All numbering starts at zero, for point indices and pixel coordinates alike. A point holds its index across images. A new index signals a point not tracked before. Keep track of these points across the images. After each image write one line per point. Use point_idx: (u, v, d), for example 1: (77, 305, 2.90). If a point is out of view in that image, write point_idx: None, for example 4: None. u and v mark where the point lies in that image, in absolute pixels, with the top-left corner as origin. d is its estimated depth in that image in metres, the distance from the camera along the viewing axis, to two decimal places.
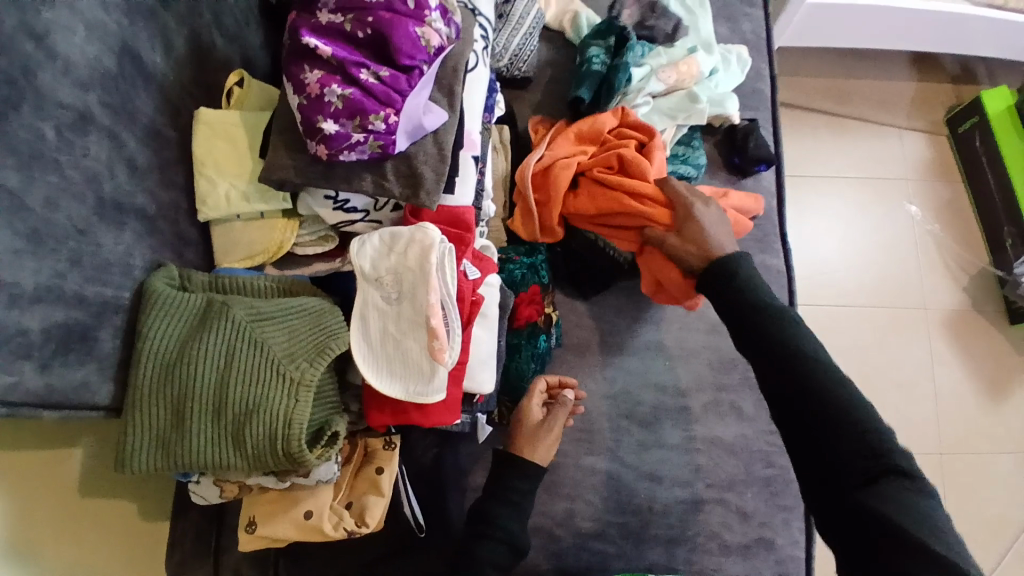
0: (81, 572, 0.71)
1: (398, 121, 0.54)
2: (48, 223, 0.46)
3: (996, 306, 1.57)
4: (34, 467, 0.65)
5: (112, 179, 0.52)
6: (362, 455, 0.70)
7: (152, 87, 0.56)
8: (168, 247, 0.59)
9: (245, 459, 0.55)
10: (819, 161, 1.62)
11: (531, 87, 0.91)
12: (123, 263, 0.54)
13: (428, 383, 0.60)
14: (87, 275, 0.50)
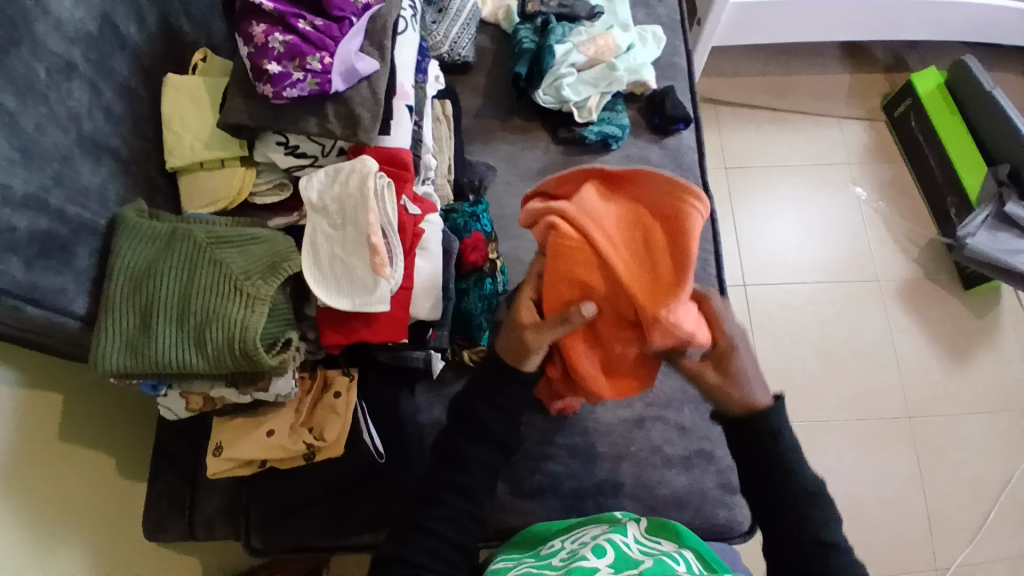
0: (57, 512, 0.77)
1: (333, 63, 0.65)
2: (37, 143, 0.56)
3: (948, 273, 1.66)
4: (20, 401, 0.72)
5: (92, 121, 0.62)
6: (320, 386, 0.77)
7: (127, 52, 0.67)
8: (140, 190, 0.69)
9: (207, 361, 0.62)
10: (765, 151, 1.74)
11: (473, 70, 1.02)
12: (99, 193, 0.63)
13: (372, 295, 0.68)
14: (68, 195, 0.59)
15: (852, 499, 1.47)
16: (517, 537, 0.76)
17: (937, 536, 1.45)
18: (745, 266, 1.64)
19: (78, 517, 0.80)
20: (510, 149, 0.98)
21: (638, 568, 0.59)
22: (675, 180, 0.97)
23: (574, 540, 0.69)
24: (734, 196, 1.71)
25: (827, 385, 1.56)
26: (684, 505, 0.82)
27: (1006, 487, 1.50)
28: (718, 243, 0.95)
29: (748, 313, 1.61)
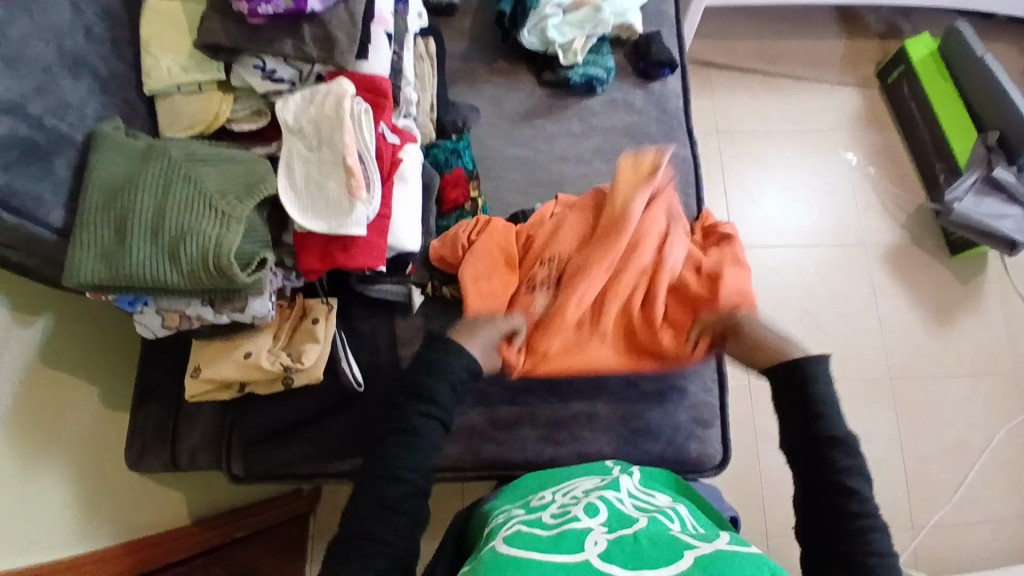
0: (42, 430, 0.81)
1: None
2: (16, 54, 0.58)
3: (935, 239, 1.67)
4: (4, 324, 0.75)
5: (73, 39, 0.65)
6: (299, 313, 0.78)
7: None
8: (121, 111, 0.70)
9: (181, 274, 0.63)
10: (756, 116, 1.74)
11: (459, 13, 1.02)
12: (79, 109, 0.65)
13: (347, 217, 0.68)
14: (46, 107, 0.61)
15: None
16: (512, 482, 0.78)
17: (916, 496, 1.48)
18: None
19: (62, 439, 0.85)
20: (494, 91, 0.98)
21: (633, 528, 0.58)
22: (656, 122, 0.98)
23: (566, 493, 0.69)
24: (724, 159, 1.71)
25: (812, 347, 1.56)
26: (654, 436, 0.85)
27: (986, 450, 1.52)
28: (699, 186, 0.96)
29: None
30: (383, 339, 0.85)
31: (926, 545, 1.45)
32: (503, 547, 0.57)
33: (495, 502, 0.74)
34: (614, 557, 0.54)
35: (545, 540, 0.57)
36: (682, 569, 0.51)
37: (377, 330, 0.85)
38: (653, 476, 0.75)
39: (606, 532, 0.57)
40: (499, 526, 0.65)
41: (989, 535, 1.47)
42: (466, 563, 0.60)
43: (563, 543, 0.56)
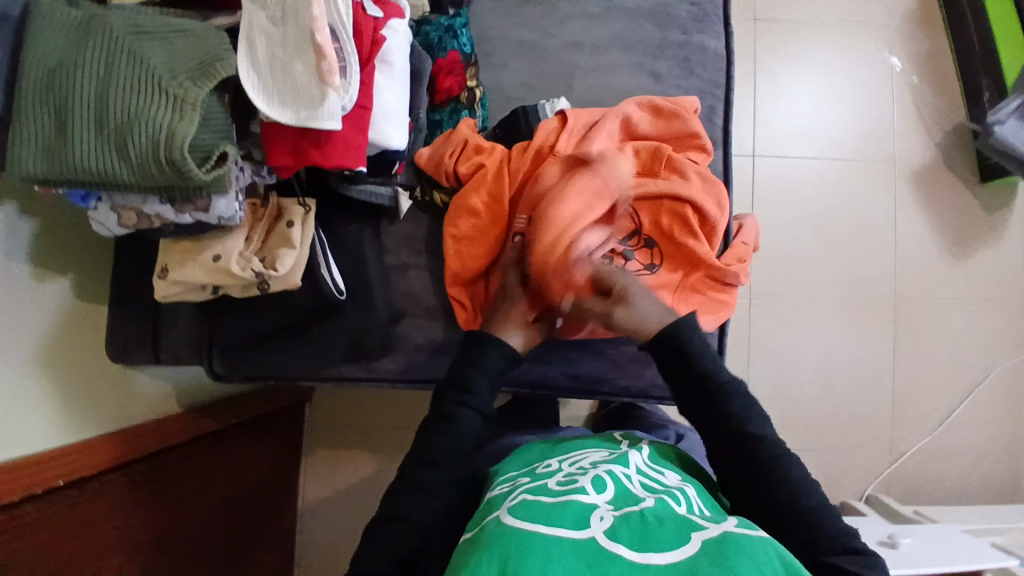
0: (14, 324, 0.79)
1: None
2: None
3: (968, 161, 1.56)
4: None
5: None
6: (274, 214, 0.72)
7: None
8: None
9: (131, 170, 0.56)
10: (797, 5, 1.58)
11: None
12: None
13: (317, 108, 0.59)
14: None
15: (824, 377, 1.49)
16: (518, 448, 0.80)
17: (900, 422, 1.49)
18: (756, 133, 1.53)
19: (39, 330, 0.83)
20: None
21: (640, 506, 0.60)
22: (689, 9, 0.84)
23: (572, 463, 0.71)
24: (756, 56, 1.56)
25: (820, 266, 1.51)
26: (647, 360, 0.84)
27: (979, 384, 1.51)
28: (731, 87, 0.84)
29: (751, 185, 1.52)
30: (367, 245, 0.78)
31: (903, 467, 1.49)
32: (506, 515, 0.58)
33: (502, 465, 0.76)
34: (619, 536, 0.56)
35: (548, 509, 0.59)
36: (689, 553, 0.53)
37: (361, 234, 0.78)
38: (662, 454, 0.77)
39: (611, 510, 0.60)
40: (503, 491, 0.66)
41: (963, 463, 1.50)
42: (469, 528, 0.61)
43: (569, 517, 0.58)
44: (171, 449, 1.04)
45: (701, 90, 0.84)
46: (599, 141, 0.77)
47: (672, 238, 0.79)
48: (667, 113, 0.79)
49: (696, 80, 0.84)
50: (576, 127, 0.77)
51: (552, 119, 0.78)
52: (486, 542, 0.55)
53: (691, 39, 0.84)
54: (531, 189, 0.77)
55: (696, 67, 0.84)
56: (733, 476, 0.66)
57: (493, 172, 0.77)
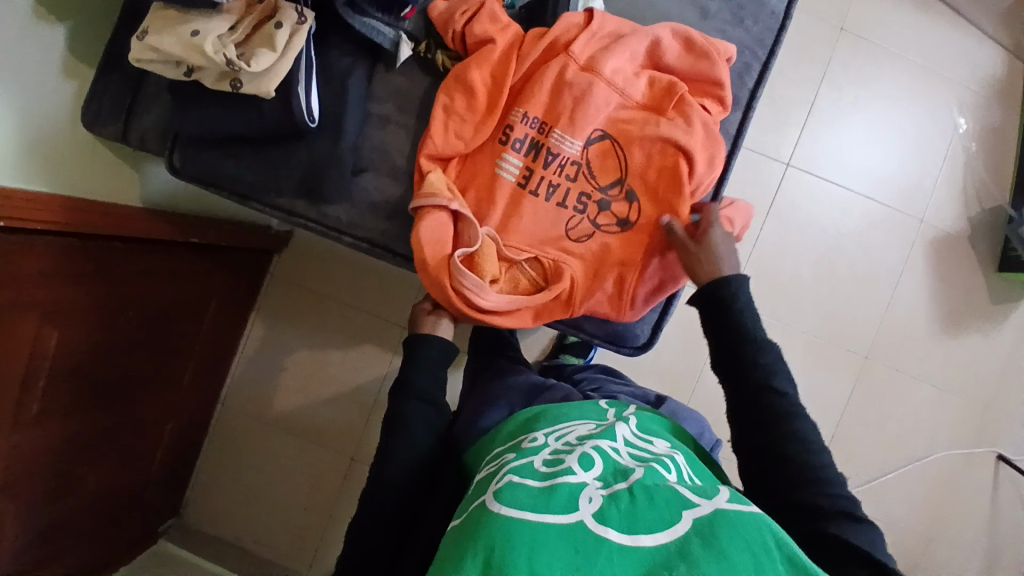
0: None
1: None
2: None
3: (992, 246, 1.51)
4: None
5: None
6: (268, 13, 0.69)
7: None
8: None
9: None
10: (887, 31, 1.50)
11: None
12: None
13: None
14: None
15: None
16: (511, 417, 0.86)
17: None
18: (797, 146, 1.47)
19: (26, 69, 0.81)
20: None
21: (628, 482, 0.61)
22: None
23: (560, 440, 0.72)
24: (828, 70, 1.49)
25: (808, 295, 1.48)
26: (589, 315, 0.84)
27: (918, 462, 1.50)
28: (773, 51, 0.80)
29: (774, 195, 1.47)
30: (354, 83, 0.75)
31: None
32: (493, 502, 0.59)
33: (495, 438, 0.81)
34: (609, 519, 0.55)
35: (536, 496, 0.59)
36: (682, 532, 0.53)
37: (351, 70, 0.75)
38: (648, 421, 0.82)
39: (600, 488, 0.60)
40: (492, 472, 0.68)
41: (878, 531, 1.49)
42: (460, 514, 0.64)
43: (557, 501, 0.58)
44: (118, 240, 1.01)
45: (742, 44, 0.80)
46: (618, 57, 0.75)
47: (655, 183, 0.78)
48: (688, 46, 0.76)
49: (741, 32, 0.79)
50: (600, 31, 0.75)
51: (578, 13, 0.75)
52: (475, 533, 0.55)
53: None
54: (535, 84, 0.75)
55: (746, 18, 0.80)
56: (754, 461, 0.71)
57: (504, 51, 0.74)
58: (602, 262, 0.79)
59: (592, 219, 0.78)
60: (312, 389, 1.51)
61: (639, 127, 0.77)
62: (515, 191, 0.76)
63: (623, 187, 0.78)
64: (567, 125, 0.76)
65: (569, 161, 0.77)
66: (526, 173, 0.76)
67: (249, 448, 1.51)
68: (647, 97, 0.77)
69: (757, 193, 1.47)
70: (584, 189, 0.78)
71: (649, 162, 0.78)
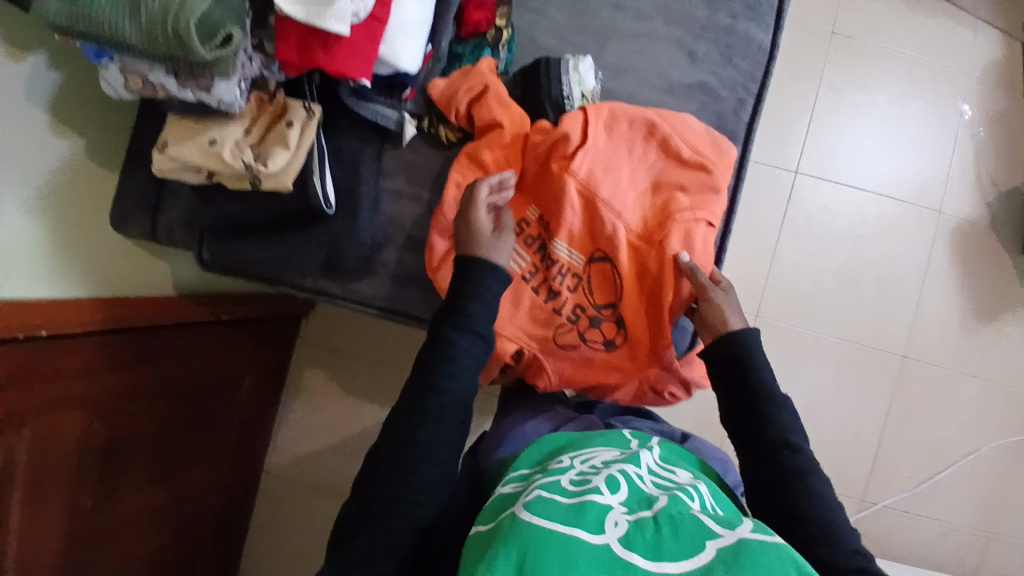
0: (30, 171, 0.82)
1: None
2: None
3: (1016, 231, 1.48)
4: None
5: None
6: (278, 112, 0.72)
7: None
8: None
9: (138, 31, 0.58)
10: (883, 29, 1.50)
11: None
12: None
13: (326, 7, 0.59)
14: None
15: (806, 412, 1.45)
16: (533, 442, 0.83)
17: (876, 475, 1.46)
18: (804, 152, 1.48)
19: (55, 182, 0.86)
20: None
21: (652, 510, 0.59)
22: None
23: (584, 463, 0.70)
24: (827, 75, 1.49)
25: (836, 302, 1.46)
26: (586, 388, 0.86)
27: (964, 457, 1.47)
28: (766, 84, 0.81)
29: (787, 205, 1.47)
30: (364, 166, 0.78)
31: (870, 524, 1.45)
32: (523, 510, 0.58)
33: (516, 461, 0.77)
34: (635, 543, 0.54)
35: (567, 510, 0.58)
36: (704, 561, 0.51)
37: (361, 154, 0.78)
38: (672, 455, 0.82)
39: (626, 513, 0.59)
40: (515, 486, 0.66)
41: (932, 530, 1.45)
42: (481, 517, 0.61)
43: (586, 516, 0.57)
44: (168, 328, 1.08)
45: (734, 81, 0.80)
46: (616, 140, 0.76)
47: (653, 278, 0.77)
48: (700, 165, 0.77)
49: (732, 70, 0.80)
50: (599, 119, 0.75)
51: (577, 110, 0.75)
52: (504, 537, 0.54)
53: (737, 25, 0.80)
54: (538, 174, 0.78)
55: (735, 56, 0.80)
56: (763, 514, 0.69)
57: (513, 135, 0.76)
58: (590, 368, 0.82)
59: (581, 333, 0.80)
60: (351, 449, 1.53)
61: (639, 245, 0.77)
62: (516, 280, 0.79)
63: (614, 310, 0.79)
64: (569, 234, 0.78)
65: (569, 271, 0.79)
66: (531, 270, 0.80)
67: (294, 511, 1.53)
68: (649, 213, 0.77)
69: (768, 201, 1.47)
70: (580, 301, 0.79)
71: (640, 288, 0.78)
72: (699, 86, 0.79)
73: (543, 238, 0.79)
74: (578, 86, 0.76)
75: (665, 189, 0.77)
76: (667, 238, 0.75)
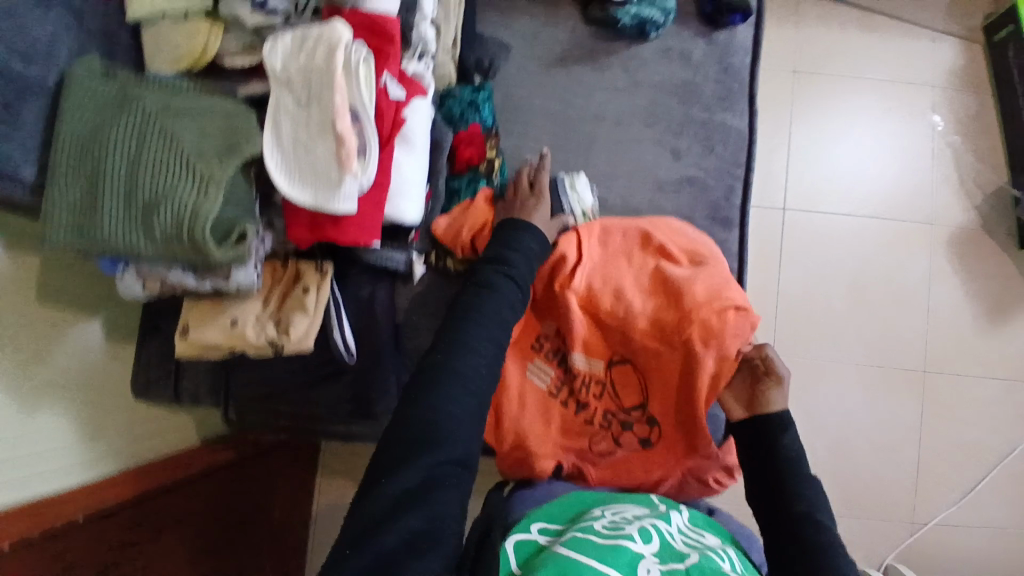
0: (48, 372, 0.81)
1: None
2: (18, 22, 0.54)
3: (1008, 228, 1.51)
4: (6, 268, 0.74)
5: None
6: (292, 278, 0.73)
7: None
8: (102, 52, 0.63)
9: (155, 245, 0.59)
10: (842, 57, 1.55)
11: None
12: (47, 46, 0.57)
13: (334, 193, 0.61)
14: (29, 60, 0.56)
15: (839, 437, 1.45)
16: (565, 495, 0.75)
17: (922, 491, 1.44)
18: (789, 186, 1.51)
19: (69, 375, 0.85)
20: (531, 25, 0.83)
21: (685, 565, 0.59)
22: (711, 92, 0.83)
23: (615, 511, 0.68)
24: (798, 108, 1.53)
25: (849, 326, 1.48)
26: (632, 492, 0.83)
27: (1005, 458, 1.45)
28: (750, 167, 0.83)
29: (781, 238, 1.50)
30: (380, 310, 0.79)
31: (924, 545, 1.43)
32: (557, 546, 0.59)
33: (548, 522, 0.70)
34: None
35: (602, 547, 0.59)
36: None
37: (375, 299, 0.79)
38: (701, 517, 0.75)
39: (658, 563, 0.59)
40: (548, 528, 0.66)
41: (987, 539, 1.43)
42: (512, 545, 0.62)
43: (620, 557, 0.57)
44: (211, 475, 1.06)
45: (720, 170, 0.83)
46: (612, 249, 0.78)
47: (677, 375, 0.76)
48: (696, 256, 0.78)
49: (716, 159, 0.82)
50: (592, 234, 0.78)
51: (571, 231, 0.77)
52: (541, 566, 0.56)
53: (713, 117, 0.83)
54: (545, 295, 0.80)
55: (716, 145, 0.83)
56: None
57: None
58: (632, 473, 0.80)
59: (615, 439, 0.80)
60: None
61: (657, 345, 0.76)
62: (544, 398, 0.80)
63: (643, 410, 0.79)
64: (585, 346, 0.79)
65: (591, 380, 0.79)
66: (556, 386, 0.80)
67: None
68: (660, 312, 0.75)
69: (764, 239, 1.50)
70: (609, 407, 0.79)
71: (664, 386, 0.77)
72: (689, 180, 0.82)
73: (562, 353, 0.80)
74: (578, 204, 0.79)
75: (676, 281, 0.75)
76: (680, 331, 0.74)
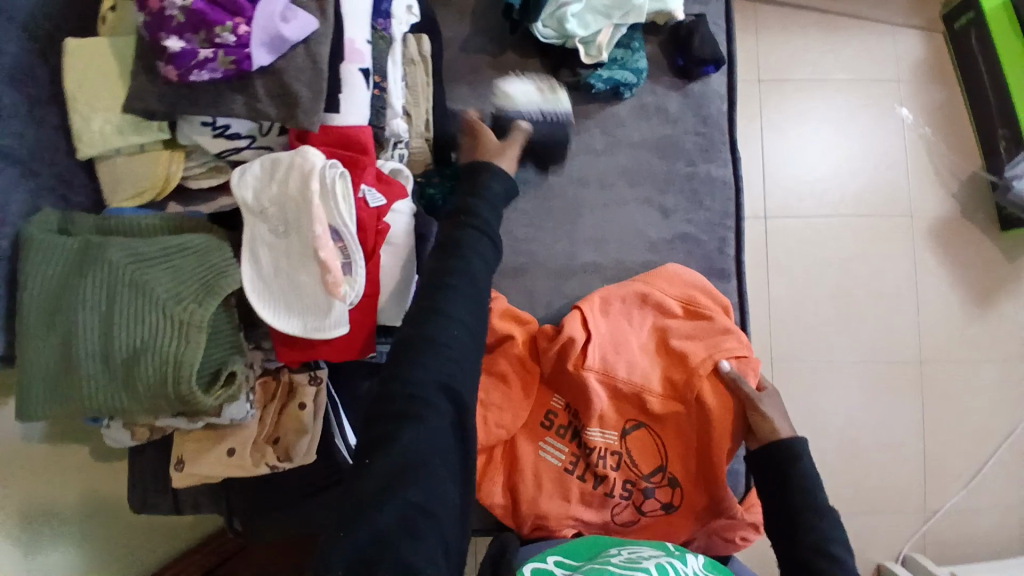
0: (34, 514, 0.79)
1: (249, 34, 0.59)
2: None
3: (987, 213, 1.52)
4: None
5: None
6: (287, 391, 0.70)
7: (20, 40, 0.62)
8: None
9: (139, 400, 0.57)
10: (805, 60, 1.55)
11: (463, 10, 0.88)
12: None
13: (325, 318, 0.62)
14: None
15: (848, 441, 1.45)
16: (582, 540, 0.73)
17: (931, 482, 1.45)
18: (767, 195, 1.51)
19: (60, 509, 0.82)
20: None
21: None
22: (696, 141, 0.87)
23: (630, 550, 0.67)
24: (767, 116, 1.53)
25: (843, 327, 1.48)
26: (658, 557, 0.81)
27: (1009, 440, 1.47)
28: (739, 215, 0.87)
29: (765, 249, 1.50)
30: None
31: (939, 535, 1.44)
32: None
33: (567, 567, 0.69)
34: None
35: None
36: None
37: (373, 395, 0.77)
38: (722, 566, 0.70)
39: None
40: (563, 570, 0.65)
41: (998, 521, 1.45)
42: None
43: None
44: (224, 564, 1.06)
45: (710, 222, 0.86)
46: (616, 317, 0.80)
47: (697, 432, 0.76)
48: (698, 314, 0.81)
49: (705, 213, 0.86)
50: (597, 305, 0.79)
51: (573, 309, 0.78)
52: None
53: (698, 170, 0.86)
54: (554, 369, 0.78)
55: (704, 198, 0.86)
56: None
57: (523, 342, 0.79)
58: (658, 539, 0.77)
59: (638, 507, 0.77)
60: None
61: (672, 404, 0.77)
62: (560, 475, 0.77)
63: (664, 473, 0.77)
64: (600, 418, 0.77)
65: (608, 452, 0.77)
66: (572, 461, 0.77)
67: None
68: (669, 372, 0.78)
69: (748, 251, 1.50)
70: (628, 477, 0.77)
71: (684, 446, 0.77)
72: (682, 237, 0.85)
73: (576, 425, 0.79)
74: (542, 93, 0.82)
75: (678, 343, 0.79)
76: (695, 388, 0.76)
